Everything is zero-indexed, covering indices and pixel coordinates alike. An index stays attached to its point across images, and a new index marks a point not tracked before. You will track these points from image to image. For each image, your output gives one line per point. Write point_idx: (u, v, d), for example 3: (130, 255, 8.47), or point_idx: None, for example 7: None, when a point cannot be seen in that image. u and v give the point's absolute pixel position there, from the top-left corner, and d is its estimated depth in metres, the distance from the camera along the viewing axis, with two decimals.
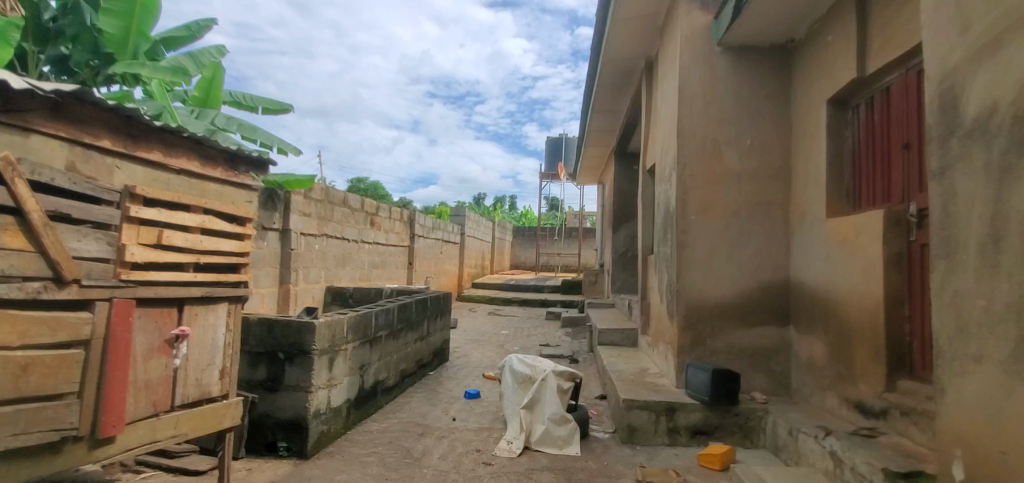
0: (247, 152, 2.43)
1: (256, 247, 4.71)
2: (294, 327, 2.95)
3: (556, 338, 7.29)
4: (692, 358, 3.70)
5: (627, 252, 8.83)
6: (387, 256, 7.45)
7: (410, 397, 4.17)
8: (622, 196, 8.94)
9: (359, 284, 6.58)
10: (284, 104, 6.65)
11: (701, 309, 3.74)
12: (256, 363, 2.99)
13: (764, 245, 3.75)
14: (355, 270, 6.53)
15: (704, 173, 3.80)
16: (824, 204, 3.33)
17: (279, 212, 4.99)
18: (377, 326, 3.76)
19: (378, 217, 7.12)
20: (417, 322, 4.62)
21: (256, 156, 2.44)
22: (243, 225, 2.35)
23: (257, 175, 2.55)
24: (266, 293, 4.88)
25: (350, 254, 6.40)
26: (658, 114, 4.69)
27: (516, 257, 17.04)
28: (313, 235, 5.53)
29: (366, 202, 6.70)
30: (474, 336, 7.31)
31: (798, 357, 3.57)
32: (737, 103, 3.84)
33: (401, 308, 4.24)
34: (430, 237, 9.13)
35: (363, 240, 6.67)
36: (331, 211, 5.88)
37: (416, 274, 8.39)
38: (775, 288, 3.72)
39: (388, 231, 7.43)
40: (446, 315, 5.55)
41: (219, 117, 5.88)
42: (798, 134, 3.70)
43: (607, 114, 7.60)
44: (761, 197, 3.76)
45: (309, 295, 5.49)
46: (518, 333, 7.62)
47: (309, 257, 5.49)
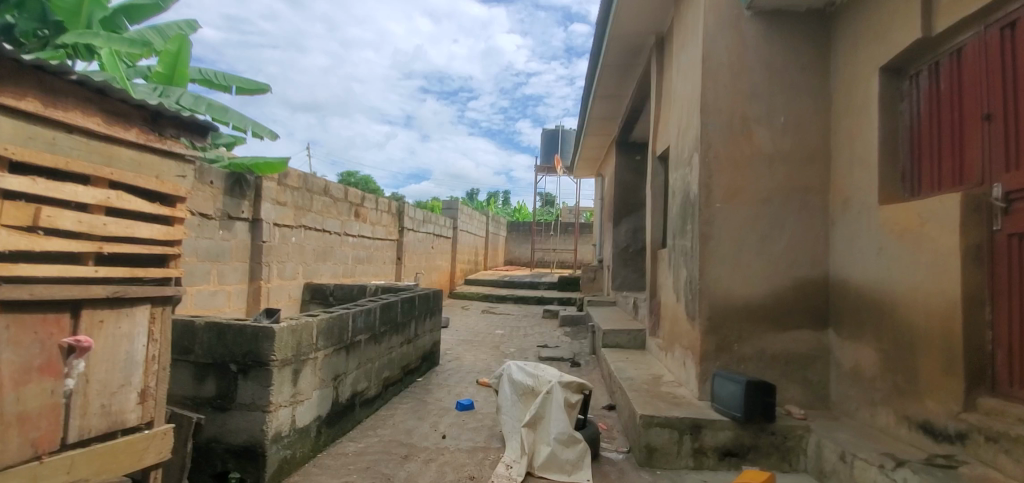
0: (173, 111, 2.11)
1: (222, 239, 4.18)
2: (249, 334, 2.44)
3: (554, 338, 6.81)
4: (717, 366, 3.22)
5: (629, 247, 8.38)
6: (374, 251, 6.92)
7: (394, 410, 3.67)
8: (624, 188, 8.47)
9: (342, 281, 6.06)
10: (260, 84, 6.12)
11: (727, 310, 3.25)
12: (204, 376, 2.48)
13: (801, 236, 3.27)
14: (339, 265, 6.01)
15: (730, 154, 3.32)
16: (876, 188, 2.86)
17: (248, 200, 4.46)
18: (355, 329, 3.25)
19: (364, 208, 6.59)
20: (404, 324, 4.11)
21: (184, 115, 2.12)
22: (170, 206, 2.02)
23: (188, 140, 2.22)
24: (233, 290, 4.35)
25: (333, 248, 5.88)
26: (673, 90, 4.20)
27: (510, 253, 16.56)
28: (288, 227, 5.00)
29: (350, 191, 6.17)
30: (468, 336, 6.82)
31: (840, 365, 3.11)
32: (768, 74, 3.35)
33: (385, 308, 3.74)
34: (420, 231, 8.62)
35: (347, 232, 6.15)
36: (310, 200, 5.34)
37: (405, 270, 7.86)
38: (813, 286, 3.25)
39: (374, 224, 6.90)
40: (436, 314, 5.04)
41: (185, 97, 5.37)
42: (841, 109, 3.22)
43: (610, 100, 7.10)
44: (797, 183, 3.28)
45: (284, 293, 4.97)
46: (515, 333, 7.14)
47: (285, 251, 4.96)
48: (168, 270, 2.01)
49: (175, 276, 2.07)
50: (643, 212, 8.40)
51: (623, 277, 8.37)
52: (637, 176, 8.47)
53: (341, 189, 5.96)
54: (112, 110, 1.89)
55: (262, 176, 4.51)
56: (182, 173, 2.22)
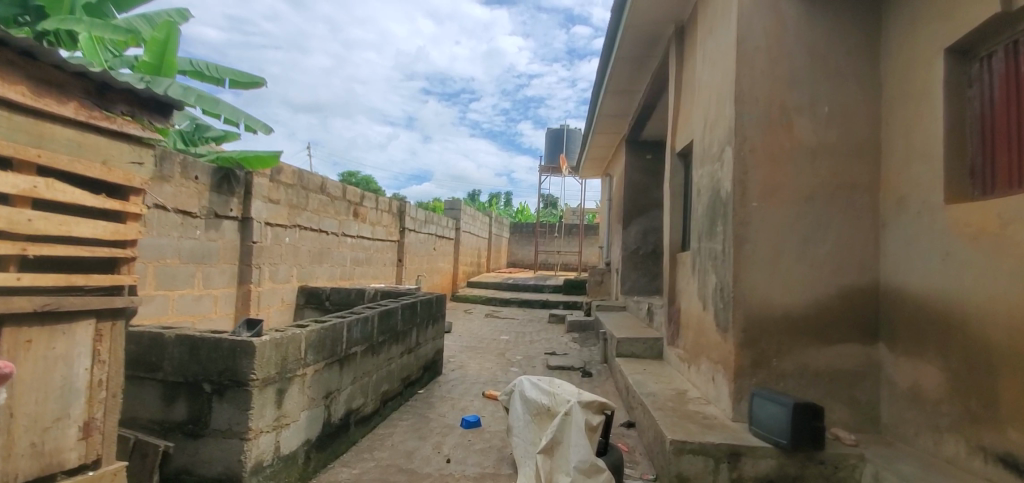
0: (121, 86, 2.02)
1: (208, 239, 3.86)
2: (226, 349, 2.11)
3: (562, 345, 6.47)
4: (754, 384, 2.89)
5: (639, 250, 8.05)
6: (373, 252, 6.59)
7: (393, 427, 3.34)
8: (634, 188, 8.14)
9: (339, 284, 5.72)
10: (255, 76, 5.80)
11: (765, 320, 2.92)
12: (174, 398, 2.15)
13: (847, 239, 2.94)
14: (336, 267, 5.67)
15: (767, 148, 2.99)
16: (939, 186, 2.53)
17: (237, 197, 4.13)
18: (350, 340, 2.91)
19: (363, 207, 6.26)
20: (405, 332, 3.79)
21: (133, 89, 2.03)
22: (114, 200, 1.91)
23: (139, 120, 2.12)
24: (219, 294, 4.01)
25: (330, 249, 5.54)
26: (699, 80, 3.87)
27: (513, 254, 16.23)
28: (282, 226, 4.67)
29: (349, 189, 5.85)
30: (471, 342, 6.48)
31: (893, 383, 2.78)
32: (810, 59, 3.03)
33: (384, 315, 3.42)
34: (422, 232, 8.29)
35: (344, 232, 5.82)
36: (305, 198, 5.02)
37: (406, 272, 7.53)
38: (861, 295, 2.92)
39: (374, 224, 6.56)
40: (439, 321, 4.71)
41: (173, 87, 5.06)
42: (894, 98, 2.90)
43: (621, 95, 6.77)
44: (843, 180, 2.96)
45: (277, 297, 4.64)
46: (520, 340, 6.80)
47: (277, 252, 4.64)
48: (116, 276, 1.93)
49: (127, 284, 1.99)
50: (654, 213, 8.08)
51: (633, 281, 8.03)
52: (648, 176, 8.14)
53: (339, 186, 5.63)
54: (43, 76, 1.75)
55: (253, 171, 4.19)
56: (134, 160, 2.09)
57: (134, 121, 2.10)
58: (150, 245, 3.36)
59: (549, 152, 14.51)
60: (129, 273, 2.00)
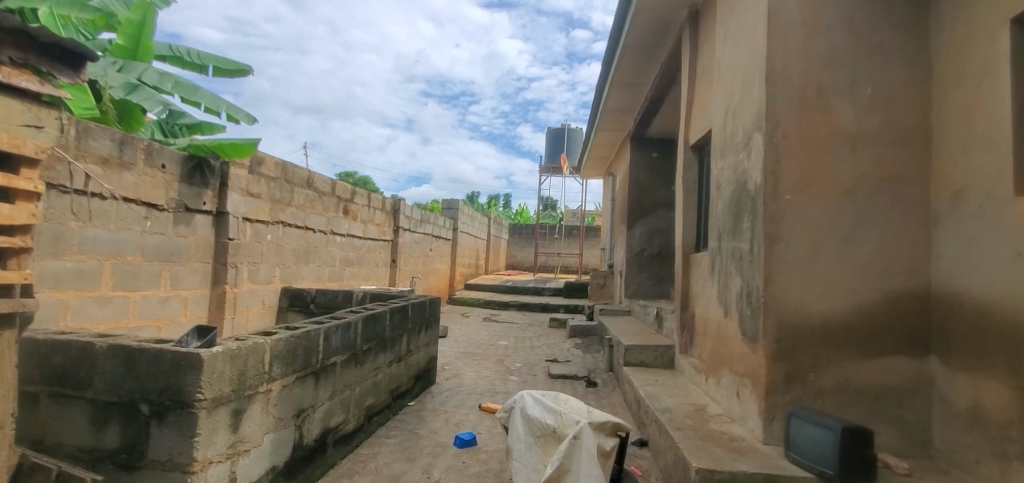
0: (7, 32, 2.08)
1: (177, 235, 3.51)
2: (169, 364, 1.75)
3: (564, 351, 6.11)
4: (788, 402, 2.53)
5: (644, 252, 7.69)
6: (365, 252, 6.22)
7: (379, 447, 2.96)
8: (639, 187, 7.78)
9: (327, 285, 5.36)
10: (240, 64, 5.44)
11: (801, 330, 2.56)
12: (105, 422, 1.79)
13: (895, 238, 2.58)
14: (323, 267, 5.31)
15: (802, 134, 2.63)
16: (1007, 175, 2.19)
17: (211, 189, 3.76)
18: (329, 350, 2.55)
19: (354, 204, 5.89)
20: (394, 339, 3.43)
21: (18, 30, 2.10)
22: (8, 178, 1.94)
23: (36, 69, 2.21)
24: (190, 296, 3.65)
25: (317, 248, 5.18)
26: (718, 63, 3.52)
27: (513, 256, 15.87)
28: (263, 222, 4.31)
29: (339, 185, 5.49)
30: (467, 348, 6.11)
31: (948, 402, 2.44)
32: (851, 35, 2.68)
33: (370, 321, 3.05)
34: (418, 231, 7.92)
35: (333, 230, 5.45)
36: (289, 192, 4.66)
37: (400, 273, 7.16)
38: (910, 301, 2.57)
39: (366, 222, 6.20)
40: (432, 326, 4.34)
41: (149, 72, 4.71)
42: (948, 79, 2.57)
43: (628, 88, 6.42)
44: (889, 171, 2.62)
45: (256, 300, 4.27)
46: (519, 345, 6.43)
47: (258, 251, 4.28)
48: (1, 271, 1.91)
49: (17, 281, 1.99)
50: (660, 214, 7.72)
51: (638, 284, 7.68)
52: (653, 175, 7.78)
53: (327, 181, 5.27)
54: None
55: (230, 162, 3.85)
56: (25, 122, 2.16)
57: (28, 72, 2.16)
58: (107, 240, 3.02)
59: (549, 151, 14.16)
60: (18, 268, 2.01)
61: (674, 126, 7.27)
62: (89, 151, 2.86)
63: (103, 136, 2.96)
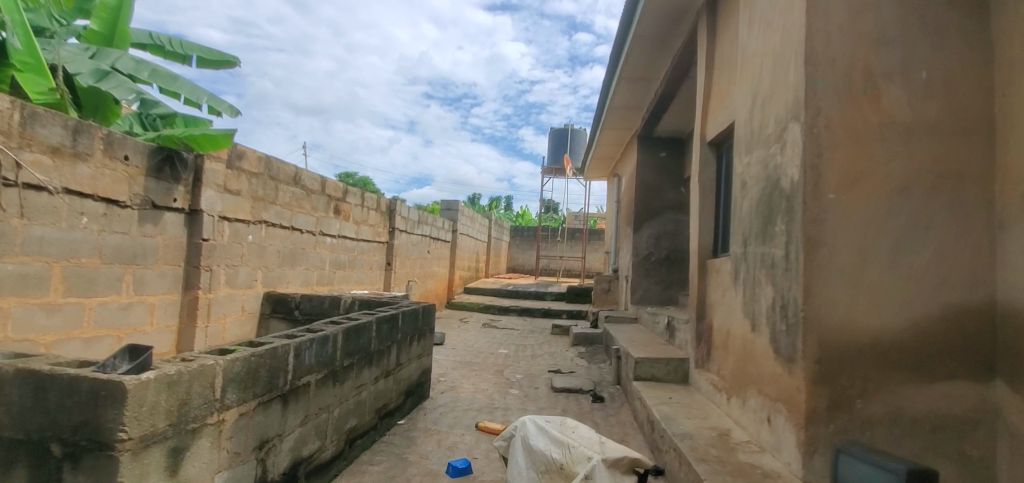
0: None
1: (142, 234, 3.18)
2: (86, 394, 1.42)
3: (568, 361, 5.76)
4: (831, 434, 2.19)
5: (650, 256, 7.34)
6: (357, 255, 5.87)
7: (361, 477, 2.62)
8: (646, 188, 7.43)
9: (315, 290, 5.02)
10: (226, 55, 5.13)
11: (846, 349, 2.22)
12: (10, 464, 1.48)
13: (955, 243, 2.24)
14: (311, 271, 4.96)
15: (847, 124, 2.30)
16: None
17: (183, 185, 3.43)
18: (300, 369, 2.20)
19: (346, 203, 5.54)
20: (381, 352, 3.08)
21: None
22: None
23: None
24: (157, 303, 3.31)
25: (305, 249, 4.84)
26: (742, 48, 3.18)
27: (514, 259, 15.53)
28: (243, 222, 3.98)
29: (328, 182, 5.14)
30: (465, 357, 5.76)
31: (1020, 436, 2.09)
32: (902, 11, 2.34)
33: (353, 333, 2.70)
34: (415, 233, 7.60)
35: (323, 231, 5.12)
36: (273, 189, 4.32)
37: (395, 277, 6.82)
38: (972, 316, 2.22)
39: (359, 223, 5.86)
40: (426, 335, 3.99)
41: (124, 60, 4.41)
42: (1017, 59, 2.22)
43: (637, 83, 6.08)
44: (947, 166, 2.27)
45: (234, 306, 3.93)
46: (520, 354, 6.08)
47: (237, 253, 3.94)
48: None
49: None
50: (668, 216, 7.38)
51: (644, 290, 7.32)
52: (661, 175, 7.44)
53: (315, 178, 4.92)
54: None
55: (205, 154, 3.52)
56: None
57: None
58: (56, 240, 2.71)
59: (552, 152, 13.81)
60: None
61: (684, 125, 6.93)
62: (37, 139, 2.56)
63: (53, 122, 2.65)
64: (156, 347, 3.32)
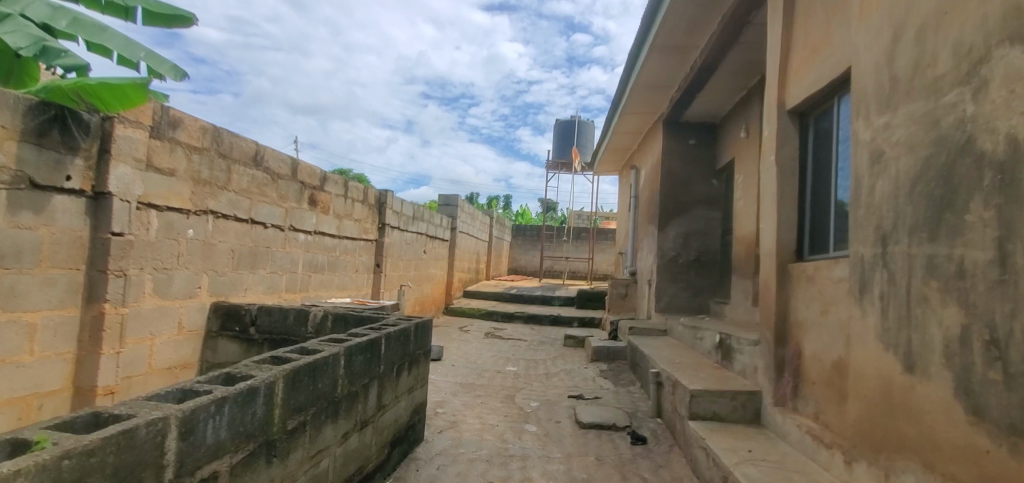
0: None
1: (14, 226, 2.24)
2: None
3: (590, 383, 4.82)
4: None
5: (678, 258, 6.42)
6: (339, 256, 4.90)
7: None
8: (674, 180, 6.50)
9: (284, 298, 4.07)
10: (178, 8, 4.17)
11: None
12: None
13: None
14: (278, 274, 4.01)
15: None
16: None
17: (82, 157, 2.48)
18: (194, 457, 1.26)
19: (325, 193, 4.58)
20: (353, 396, 2.14)
21: None
22: None
23: None
24: (39, 322, 2.36)
25: (269, 248, 3.89)
26: None
27: (515, 261, 14.59)
28: (179, 211, 3.04)
29: (300, 167, 4.19)
30: (466, 378, 4.82)
31: None
32: None
33: (306, 376, 1.77)
34: (409, 230, 6.64)
35: (294, 226, 4.16)
36: (224, 171, 3.37)
37: (385, 281, 5.86)
38: None
39: (342, 217, 4.89)
40: (421, 360, 3.05)
41: (38, 5, 3.45)
42: None
43: (671, 53, 5.15)
44: None
45: (166, 322, 3.00)
46: (531, 373, 5.13)
47: (169, 252, 3.00)
48: None
49: None
50: (698, 211, 6.46)
51: (671, 297, 6.39)
52: (690, 166, 6.51)
53: (282, 159, 3.97)
54: None
55: (116, 117, 2.60)
56: None
57: None
58: None
59: (558, 145, 12.84)
60: None
61: (719, 106, 6.01)
62: None
63: None
64: (41, 384, 2.37)
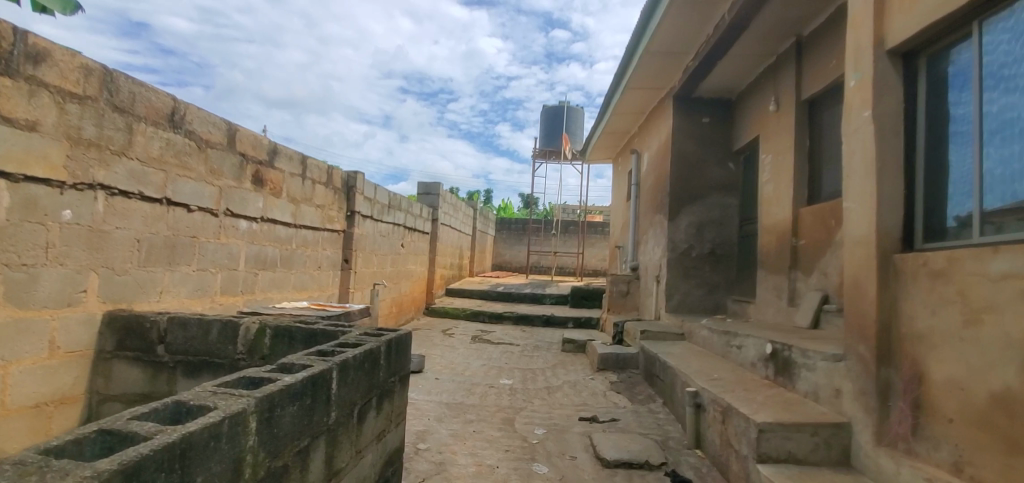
0: None
1: None
2: None
3: (602, 401, 4.02)
4: None
5: (691, 251, 5.67)
6: (296, 249, 3.99)
7: None
8: (686, 163, 5.74)
9: (217, 303, 3.16)
10: None
11: None
12: None
13: None
14: (209, 272, 3.10)
15: None
16: None
17: None
18: None
19: (276, 170, 3.66)
20: (279, 476, 1.28)
21: None
22: None
23: None
24: None
25: (195, 238, 2.98)
26: None
27: (500, 256, 13.75)
28: (47, 184, 2.14)
29: (238, 135, 3.27)
30: (453, 396, 3.97)
31: None
32: None
33: (161, 473, 0.91)
34: (384, 221, 5.73)
35: (232, 210, 3.25)
36: (123, 132, 2.47)
37: (356, 279, 4.95)
38: None
39: (299, 201, 3.96)
40: (397, 391, 2.19)
41: None
42: None
43: (695, 7, 4.35)
44: None
45: (29, 341, 2.10)
46: (531, 389, 4.30)
47: (31, 242, 2.09)
48: None
49: None
50: (713, 199, 5.70)
51: (683, 295, 5.63)
52: (705, 147, 5.76)
53: (212, 122, 3.05)
54: None
55: None
56: None
57: None
58: None
59: (546, 132, 12.00)
60: None
61: (740, 77, 5.26)
62: None
63: None
64: None
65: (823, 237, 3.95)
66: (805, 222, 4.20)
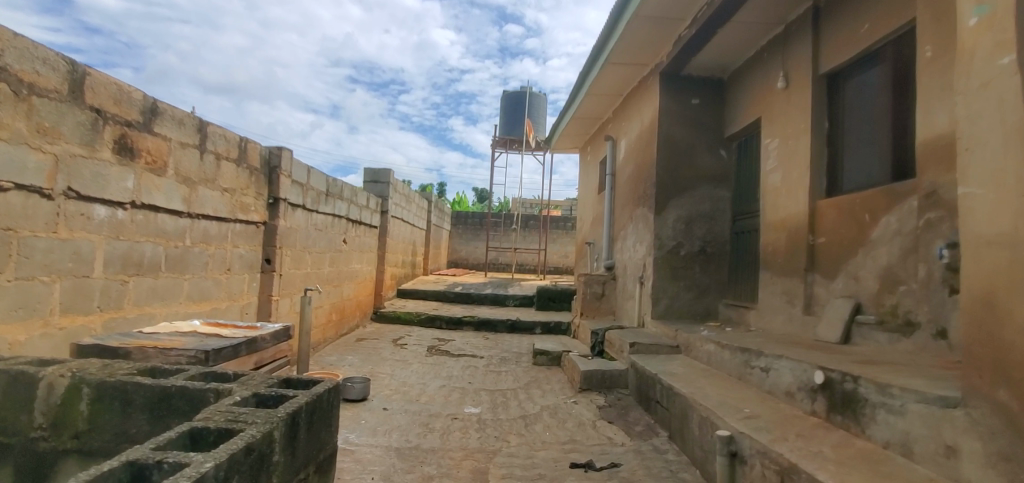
0: None
1: None
2: None
3: (594, 433, 3.24)
4: None
5: (679, 249, 5.00)
6: (191, 246, 2.96)
7: None
8: (674, 149, 5.04)
9: (51, 328, 2.13)
10: None
11: None
12: None
13: None
14: (36, 282, 2.07)
15: None
16: None
17: None
18: None
19: (157, 137, 2.63)
20: None
21: None
22: None
23: None
24: None
25: (11, 231, 1.95)
26: None
27: (455, 252, 12.83)
28: None
29: (87, 81, 2.24)
30: (406, 436, 3.08)
31: None
32: None
33: None
34: (320, 211, 4.72)
35: (82, 191, 2.23)
36: None
37: (282, 283, 3.95)
38: None
39: (196, 183, 2.95)
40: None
41: None
42: None
43: None
44: None
45: None
46: (503, 420, 3.45)
47: None
48: None
49: None
50: (703, 190, 5.04)
51: (671, 299, 4.95)
52: (695, 131, 5.08)
53: (37, 57, 2.02)
54: None
55: None
56: None
57: None
58: None
59: (507, 119, 11.16)
60: None
61: (739, 50, 4.62)
62: None
63: None
64: None
65: (851, 235, 3.33)
66: (825, 216, 3.59)
